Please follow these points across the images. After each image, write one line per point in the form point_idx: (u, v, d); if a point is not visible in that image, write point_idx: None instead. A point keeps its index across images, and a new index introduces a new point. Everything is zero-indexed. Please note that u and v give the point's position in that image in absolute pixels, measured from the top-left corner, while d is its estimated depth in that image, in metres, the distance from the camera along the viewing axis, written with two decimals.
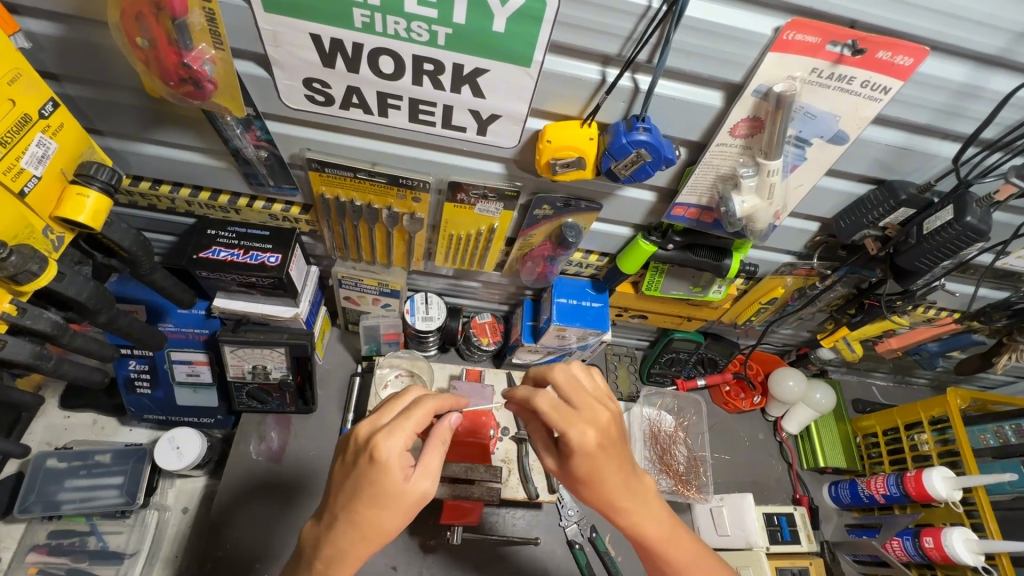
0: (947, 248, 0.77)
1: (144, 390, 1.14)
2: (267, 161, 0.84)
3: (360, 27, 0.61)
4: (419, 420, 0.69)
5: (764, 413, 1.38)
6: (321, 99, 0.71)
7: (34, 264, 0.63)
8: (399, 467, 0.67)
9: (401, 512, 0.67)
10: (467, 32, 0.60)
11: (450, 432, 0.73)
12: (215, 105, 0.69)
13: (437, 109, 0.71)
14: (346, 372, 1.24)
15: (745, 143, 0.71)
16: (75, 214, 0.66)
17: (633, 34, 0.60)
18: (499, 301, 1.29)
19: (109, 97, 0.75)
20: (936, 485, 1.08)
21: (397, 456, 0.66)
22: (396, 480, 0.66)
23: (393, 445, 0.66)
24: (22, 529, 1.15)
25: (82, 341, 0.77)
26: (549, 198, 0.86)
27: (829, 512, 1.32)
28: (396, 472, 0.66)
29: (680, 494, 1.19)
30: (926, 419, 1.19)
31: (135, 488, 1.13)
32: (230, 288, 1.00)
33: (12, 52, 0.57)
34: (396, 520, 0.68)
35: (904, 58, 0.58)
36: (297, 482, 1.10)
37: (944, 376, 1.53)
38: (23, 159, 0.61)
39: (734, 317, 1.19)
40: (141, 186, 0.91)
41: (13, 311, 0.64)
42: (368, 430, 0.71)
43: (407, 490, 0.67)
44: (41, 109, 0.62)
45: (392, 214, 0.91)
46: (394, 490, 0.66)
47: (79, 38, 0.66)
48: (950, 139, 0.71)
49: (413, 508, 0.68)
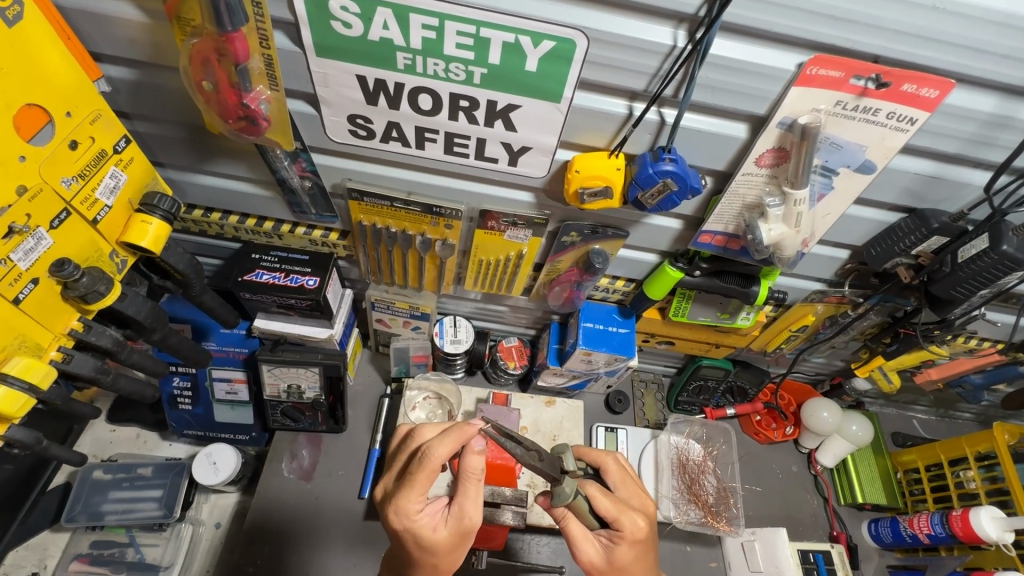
0: (983, 277, 0.75)
1: (186, 406, 1.19)
2: (311, 191, 0.89)
3: (402, 68, 0.65)
4: (467, 471, 0.74)
5: (798, 444, 1.34)
6: (364, 133, 0.76)
7: (102, 284, 0.68)
8: (429, 520, 0.76)
9: (453, 547, 0.77)
10: (503, 72, 0.64)
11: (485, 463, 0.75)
12: (267, 139, 0.75)
13: (471, 141, 0.75)
14: (375, 393, 1.27)
15: (771, 172, 0.73)
16: (138, 239, 0.72)
17: (659, 71, 0.63)
18: (525, 325, 1.31)
19: (171, 133, 0.82)
20: (985, 527, 1.02)
21: (423, 517, 0.75)
22: (431, 530, 0.76)
23: (414, 513, 0.75)
24: (66, 538, 1.19)
25: (137, 357, 0.82)
26: (577, 225, 0.89)
27: (869, 551, 1.26)
28: (426, 526, 0.76)
29: (710, 527, 1.15)
30: (972, 454, 1.14)
31: (173, 502, 1.17)
32: (270, 310, 1.05)
33: (94, 95, 0.64)
34: (453, 552, 0.78)
35: (929, 90, 0.59)
36: (326, 504, 1.12)
37: (992, 411, 1.46)
38: (98, 190, 0.67)
39: (763, 344, 1.17)
40: (195, 213, 0.98)
41: (79, 327, 0.70)
42: (402, 507, 0.75)
43: (444, 534, 0.76)
44: (115, 145, 0.68)
45: (425, 240, 0.95)
46: (439, 536, 0.76)
47: (150, 80, 0.72)
48: (982, 168, 0.71)
49: (463, 538, 0.77)
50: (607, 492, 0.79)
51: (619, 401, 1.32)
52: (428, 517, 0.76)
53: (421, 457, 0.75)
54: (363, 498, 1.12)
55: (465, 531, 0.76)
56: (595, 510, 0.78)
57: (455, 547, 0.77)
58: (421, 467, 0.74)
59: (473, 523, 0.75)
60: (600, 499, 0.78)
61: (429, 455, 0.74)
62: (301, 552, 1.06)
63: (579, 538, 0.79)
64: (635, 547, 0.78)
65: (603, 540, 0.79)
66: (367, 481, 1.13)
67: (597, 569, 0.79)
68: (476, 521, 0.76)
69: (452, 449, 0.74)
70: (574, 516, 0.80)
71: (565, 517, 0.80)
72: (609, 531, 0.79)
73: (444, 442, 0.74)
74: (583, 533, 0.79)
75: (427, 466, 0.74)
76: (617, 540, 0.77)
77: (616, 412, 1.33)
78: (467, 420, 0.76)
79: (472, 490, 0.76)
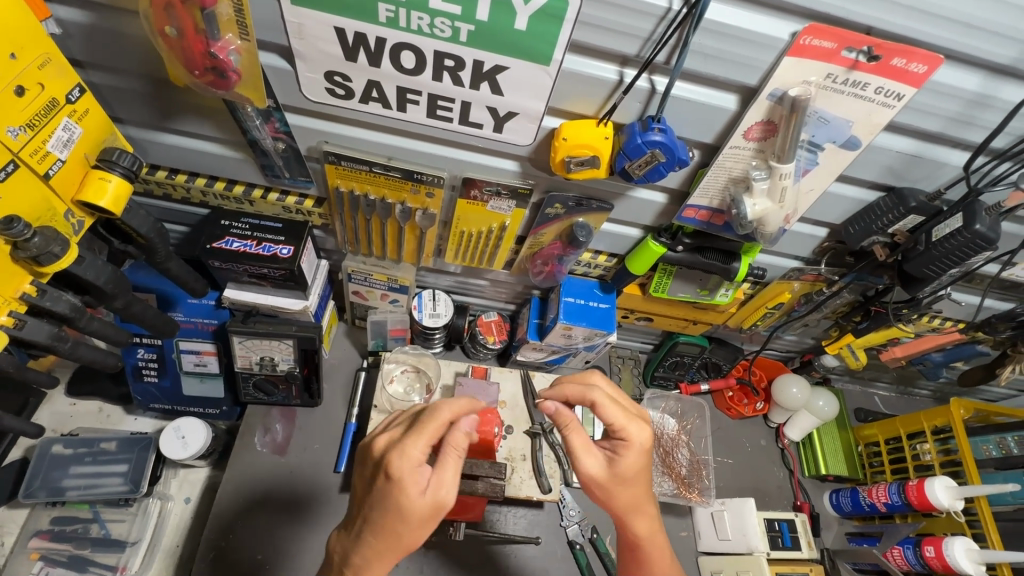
0: (955, 256, 0.77)
1: (151, 378, 1.15)
2: (284, 154, 0.85)
3: (384, 21, 0.62)
4: (460, 438, 0.74)
5: (767, 419, 1.39)
6: (342, 92, 0.72)
7: (56, 246, 0.63)
8: (422, 480, 0.71)
9: (419, 523, 0.72)
10: (491, 31, 0.61)
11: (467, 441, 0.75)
12: (237, 95, 0.70)
13: (455, 104, 0.72)
14: (351, 366, 1.25)
15: (758, 145, 0.72)
16: (96, 198, 0.67)
17: (652, 35, 0.61)
18: (505, 300, 1.30)
19: (133, 86, 0.76)
20: (938, 496, 1.08)
21: (415, 469, 0.71)
22: (416, 492, 0.71)
23: (411, 461, 0.71)
24: (24, 514, 1.15)
25: (98, 325, 0.78)
26: (562, 197, 0.87)
27: (829, 520, 1.32)
28: (414, 483, 0.71)
29: (682, 498, 1.19)
30: (929, 428, 1.19)
31: (139, 477, 1.14)
32: (241, 280, 1.01)
33: (44, 37, 0.58)
34: (416, 529, 0.72)
35: (918, 66, 0.59)
36: (300, 477, 1.10)
37: (947, 387, 1.54)
38: (49, 142, 0.62)
39: (739, 321, 1.19)
40: (158, 174, 0.92)
41: (33, 292, 0.65)
42: (397, 454, 0.71)
43: (423, 501, 0.71)
44: (67, 94, 0.63)
45: (404, 209, 0.92)
46: (416, 501, 0.71)
47: (107, 25, 0.67)
48: (960, 148, 0.72)
49: (430, 517, 0.72)
50: (616, 401, 0.81)
51: None
52: (420, 477, 0.72)
53: (431, 410, 0.75)
54: (339, 472, 1.11)
55: (438, 508, 0.72)
56: (604, 416, 0.79)
57: (419, 523, 0.72)
58: (431, 415, 0.73)
59: (448, 501, 0.72)
60: (597, 389, 0.81)
61: (443, 413, 0.73)
62: (279, 527, 1.04)
63: (583, 447, 0.79)
64: (641, 455, 0.79)
65: (607, 452, 0.80)
66: (343, 456, 1.12)
67: (599, 482, 0.78)
68: (450, 501, 0.73)
69: (461, 414, 0.75)
70: (576, 424, 0.80)
71: (569, 427, 0.79)
72: (615, 443, 0.79)
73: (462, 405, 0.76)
74: (585, 444, 0.79)
75: (436, 417, 0.73)
76: (621, 450, 0.79)
77: None
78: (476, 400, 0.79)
79: (454, 467, 0.74)
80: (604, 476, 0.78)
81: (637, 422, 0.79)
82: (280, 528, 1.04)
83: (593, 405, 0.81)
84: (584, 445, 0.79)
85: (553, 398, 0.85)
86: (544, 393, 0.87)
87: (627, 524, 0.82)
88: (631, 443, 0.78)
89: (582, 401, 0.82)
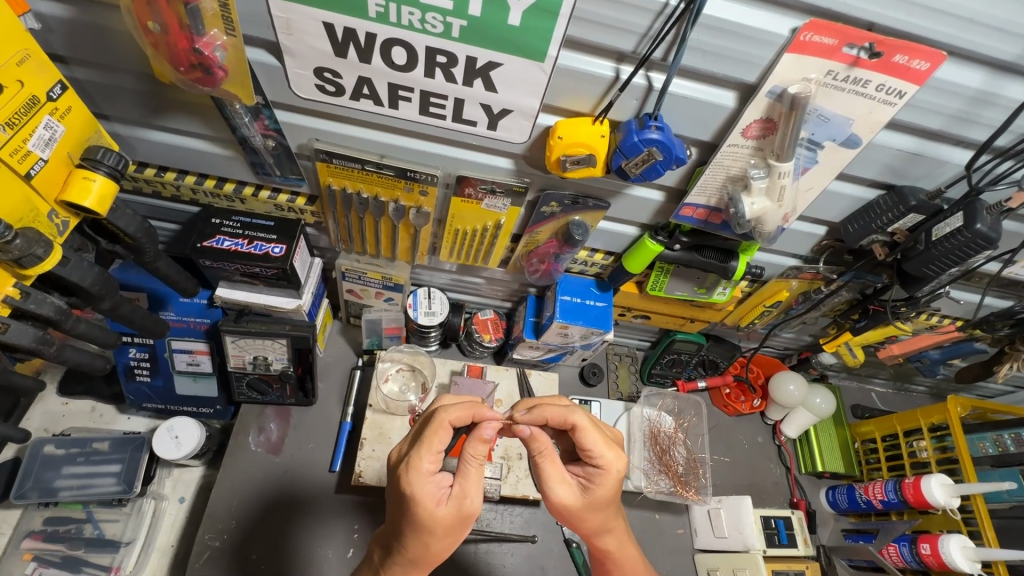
0: (955, 256, 0.76)
1: (144, 378, 1.14)
2: (275, 151, 0.83)
3: (374, 16, 0.60)
4: (478, 447, 0.70)
5: (764, 416, 1.38)
6: (332, 89, 0.70)
7: (39, 248, 0.62)
8: (435, 490, 0.71)
9: (446, 532, 0.72)
10: (484, 26, 0.60)
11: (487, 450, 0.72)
12: (225, 91, 0.68)
13: (448, 102, 0.71)
14: (346, 365, 1.24)
15: (756, 144, 0.71)
16: (80, 198, 0.66)
17: (649, 31, 0.59)
18: (501, 298, 1.29)
19: (117, 83, 0.74)
20: (934, 493, 1.07)
21: (429, 483, 0.70)
22: (433, 503, 0.70)
23: (424, 473, 0.70)
24: (17, 514, 1.14)
25: (85, 327, 0.76)
26: (557, 195, 0.86)
27: (825, 517, 1.32)
28: (430, 496, 0.70)
29: (679, 496, 1.19)
30: (926, 425, 1.19)
31: (132, 477, 1.13)
32: (233, 278, 1.00)
33: (23, 33, 0.57)
34: (444, 537, 0.72)
35: (920, 63, 0.58)
36: (294, 477, 1.09)
37: (944, 384, 1.54)
38: (30, 141, 0.60)
39: (737, 319, 1.18)
40: (147, 172, 0.91)
41: (16, 295, 0.64)
42: (411, 471, 0.70)
43: (445, 512, 0.71)
44: (48, 92, 0.61)
45: (398, 207, 0.90)
46: (438, 513, 0.70)
47: (90, 20, 0.65)
48: (962, 146, 0.71)
49: (458, 524, 0.72)
50: (596, 426, 0.78)
51: (594, 374, 1.33)
52: (434, 487, 0.71)
53: (435, 414, 0.73)
54: (334, 472, 1.10)
55: (463, 516, 0.71)
56: (583, 443, 0.77)
57: (446, 532, 0.72)
58: (432, 421, 0.72)
59: (473, 508, 0.72)
60: (578, 412, 0.78)
61: (447, 418, 0.72)
62: (277, 524, 1.04)
63: (555, 477, 0.76)
64: (613, 482, 0.78)
65: (580, 480, 0.79)
66: (338, 455, 1.11)
67: (567, 509, 0.76)
68: (475, 507, 0.72)
69: (465, 414, 0.74)
70: (549, 455, 0.75)
71: (541, 458, 0.75)
72: (592, 472, 0.78)
73: (461, 407, 0.74)
74: (558, 475, 0.76)
75: (439, 422, 0.72)
76: (596, 479, 0.78)
77: (590, 385, 1.33)
78: (484, 402, 0.77)
79: (474, 474, 0.73)
80: (574, 505, 0.76)
81: (613, 451, 0.78)
82: (275, 528, 1.04)
83: (574, 430, 0.77)
84: (556, 477, 0.76)
85: (530, 423, 0.79)
86: (518, 416, 0.80)
87: (596, 541, 0.82)
88: (606, 472, 0.77)
89: (562, 424, 0.78)
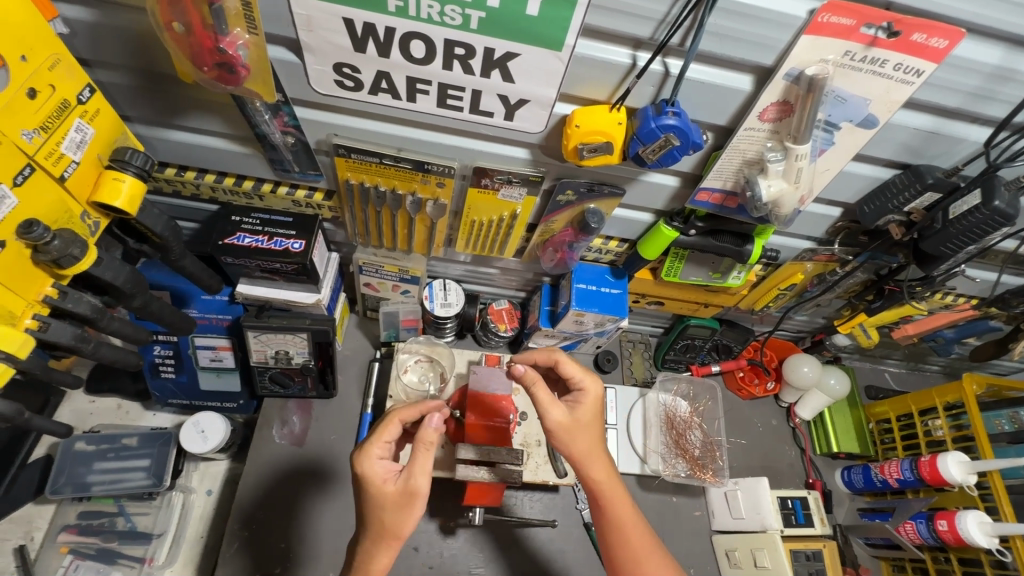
0: (973, 233, 0.77)
1: (168, 374, 1.16)
2: (294, 148, 0.85)
3: (393, 10, 0.61)
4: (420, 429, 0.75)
5: (778, 398, 1.40)
6: (351, 84, 0.71)
7: (76, 248, 0.63)
8: (382, 470, 0.77)
9: (396, 511, 0.75)
10: (502, 17, 0.60)
11: (435, 435, 0.74)
12: (246, 90, 0.69)
13: (465, 94, 0.72)
14: (364, 357, 1.26)
15: (773, 126, 0.71)
16: (111, 199, 0.67)
17: (667, 17, 0.60)
18: (515, 287, 1.30)
19: (140, 84, 0.75)
20: (951, 470, 1.08)
21: (377, 463, 0.77)
22: (378, 481, 0.76)
23: (371, 457, 0.78)
24: (51, 509, 1.18)
25: (118, 325, 0.78)
26: (573, 183, 0.87)
27: (841, 496, 1.33)
28: (376, 475, 0.76)
29: (696, 478, 1.21)
30: (941, 404, 1.20)
31: (161, 471, 1.15)
32: (253, 275, 1.01)
33: (52, 37, 0.58)
34: (394, 516, 0.75)
35: (938, 40, 0.58)
36: (318, 467, 1.12)
37: (958, 363, 1.54)
38: (63, 144, 0.61)
39: (751, 303, 1.19)
40: (167, 172, 0.92)
41: (55, 294, 0.66)
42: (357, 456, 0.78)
43: (392, 489, 0.76)
44: (78, 95, 0.62)
45: (415, 200, 0.91)
46: (386, 490, 0.76)
47: (113, 23, 0.66)
48: (979, 123, 0.71)
49: (405, 502, 0.75)
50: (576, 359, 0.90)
51: (608, 360, 1.35)
52: (383, 469, 0.77)
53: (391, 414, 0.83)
54: None
55: (408, 492, 0.75)
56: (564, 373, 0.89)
57: (396, 511, 0.75)
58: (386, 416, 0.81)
59: (417, 486, 0.74)
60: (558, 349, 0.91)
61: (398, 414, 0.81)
62: (305, 512, 1.07)
63: (549, 401, 0.83)
64: (594, 404, 0.87)
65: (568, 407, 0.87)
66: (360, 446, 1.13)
67: (563, 429, 0.83)
68: (420, 486, 0.75)
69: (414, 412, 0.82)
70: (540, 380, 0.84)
71: (533, 383, 0.83)
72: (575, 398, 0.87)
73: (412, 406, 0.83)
74: (550, 399, 0.83)
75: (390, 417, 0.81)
76: (579, 400, 0.87)
77: (605, 371, 1.35)
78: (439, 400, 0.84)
79: (421, 457, 0.75)
80: (568, 424, 0.83)
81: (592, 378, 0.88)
82: (302, 516, 1.07)
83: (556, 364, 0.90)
84: (550, 400, 0.83)
85: None
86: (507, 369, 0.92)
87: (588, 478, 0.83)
88: (586, 396, 0.87)
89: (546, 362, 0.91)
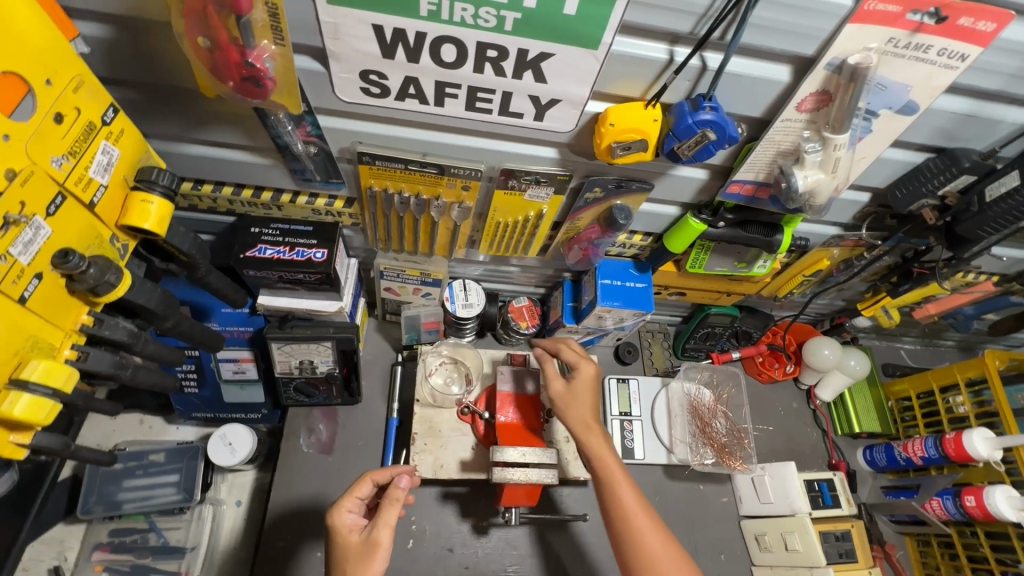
0: (1012, 215, 0.76)
1: (191, 389, 1.15)
2: (315, 157, 0.83)
3: (426, 15, 0.59)
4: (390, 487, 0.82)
5: (798, 382, 1.40)
6: (377, 91, 0.69)
7: (111, 275, 0.62)
8: (349, 519, 0.82)
9: (356, 561, 0.77)
10: (539, 18, 0.59)
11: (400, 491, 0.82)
12: (272, 102, 0.67)
13: (495, 96, 0.70)
14: (386, 361, 1.25)
15: (810, 117, 0.70)
16: (140, 221, 0.65)
17: (709, 11, 0.58)
18: (535, 284, 1.29)
19: (157, 99, 0.73)
20: (977, 448, 1.10)
21: (345, 514, 0.82)
22: (344, 529, 0.81)
23: (341, 508, 0.83)
24: (83, 528, 1.17)
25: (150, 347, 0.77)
26: (602, 180, 0.85)
27: (864, 475, 1.35)
28: (343, 521, 0.81)
29: (724, 466, 1.21)
30: (963, 381, 1.20)
31: (191, 485, 1.15)
32: (274, 286, 0.99)
33: (74, 57, 0.55)
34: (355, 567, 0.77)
35: (986, 24, 0.57)
36: (348, 474, 1.12)
37: (974, 337, 1.55)
38: (91, 168, 0.59)
39: (773, 290, 1.19)
40: (184, 186, 0.90)
41: (90, 322, 0.65)
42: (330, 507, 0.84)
43: (355, 538, 0.80)
44: (102, 116, 0.60)
45: (439, 204, 0.90)
46: (350, 539, 0.80)
47: (131, 39, 0.64)
48: (1017, 104, 0.70)
49: (367, 552, 0.78)
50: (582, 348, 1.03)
51: (629, 352, 1.34)
52: (349, 519, 0.82)
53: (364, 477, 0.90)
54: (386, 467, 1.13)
55: (370, 541, 0.78)
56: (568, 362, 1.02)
57: (357, 562, 0.77)
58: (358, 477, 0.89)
59: (379, 536, 0.78)
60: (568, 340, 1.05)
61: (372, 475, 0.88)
62: None
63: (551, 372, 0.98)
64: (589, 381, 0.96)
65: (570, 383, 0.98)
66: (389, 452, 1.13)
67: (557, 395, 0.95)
68: (382, 537, 0.78)
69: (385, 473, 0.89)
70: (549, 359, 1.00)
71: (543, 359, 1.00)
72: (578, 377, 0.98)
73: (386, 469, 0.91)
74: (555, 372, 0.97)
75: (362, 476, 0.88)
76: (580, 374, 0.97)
77: (627, 363, 1.35)
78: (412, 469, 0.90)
79: (387, 509, 0.80)
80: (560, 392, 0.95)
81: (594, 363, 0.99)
82: None
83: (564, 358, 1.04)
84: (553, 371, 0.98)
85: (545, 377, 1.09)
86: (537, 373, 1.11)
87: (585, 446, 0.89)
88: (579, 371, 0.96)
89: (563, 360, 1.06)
